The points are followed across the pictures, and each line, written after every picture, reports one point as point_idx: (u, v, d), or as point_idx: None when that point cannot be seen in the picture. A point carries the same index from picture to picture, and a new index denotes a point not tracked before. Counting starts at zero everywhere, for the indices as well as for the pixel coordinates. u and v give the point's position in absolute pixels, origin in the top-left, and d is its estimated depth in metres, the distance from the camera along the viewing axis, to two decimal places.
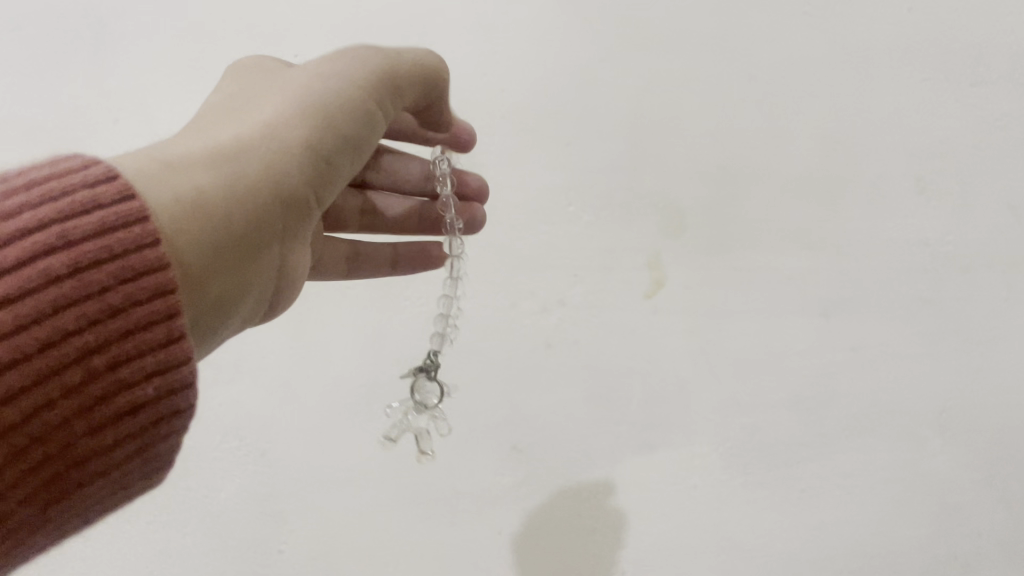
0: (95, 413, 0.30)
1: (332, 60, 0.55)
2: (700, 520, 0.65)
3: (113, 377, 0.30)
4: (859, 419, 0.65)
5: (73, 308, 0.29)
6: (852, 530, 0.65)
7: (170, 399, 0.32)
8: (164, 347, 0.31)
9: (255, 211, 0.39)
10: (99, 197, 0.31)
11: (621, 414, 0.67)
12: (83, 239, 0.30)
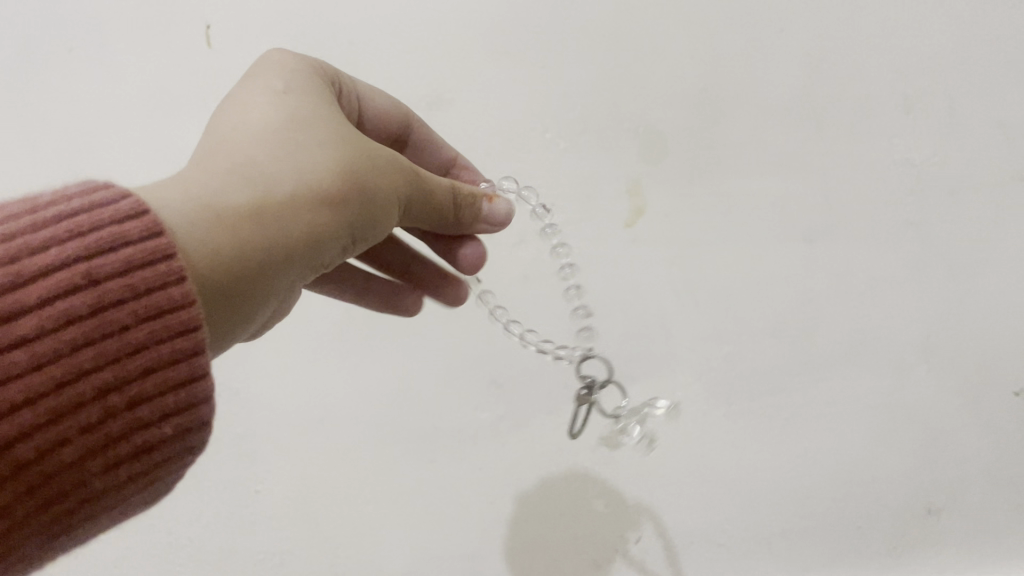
0: (110, 450, 0.28)
1: (363, 98, 0.52)
2: (682, 451, 0.65)
3: (131, 416, 0.29)
4: (843, 346, 0.64)
5: (93, 346, 0.28)
6: (836, 459, 0.64)
7: (185, 436, 0.30)
8: (184, 385, 0.30)
9: (285, 275, 0.38)
10: (126, 234, 0.30)
11: (601, 346, 0.66)
12: (108, 279, 0.29)
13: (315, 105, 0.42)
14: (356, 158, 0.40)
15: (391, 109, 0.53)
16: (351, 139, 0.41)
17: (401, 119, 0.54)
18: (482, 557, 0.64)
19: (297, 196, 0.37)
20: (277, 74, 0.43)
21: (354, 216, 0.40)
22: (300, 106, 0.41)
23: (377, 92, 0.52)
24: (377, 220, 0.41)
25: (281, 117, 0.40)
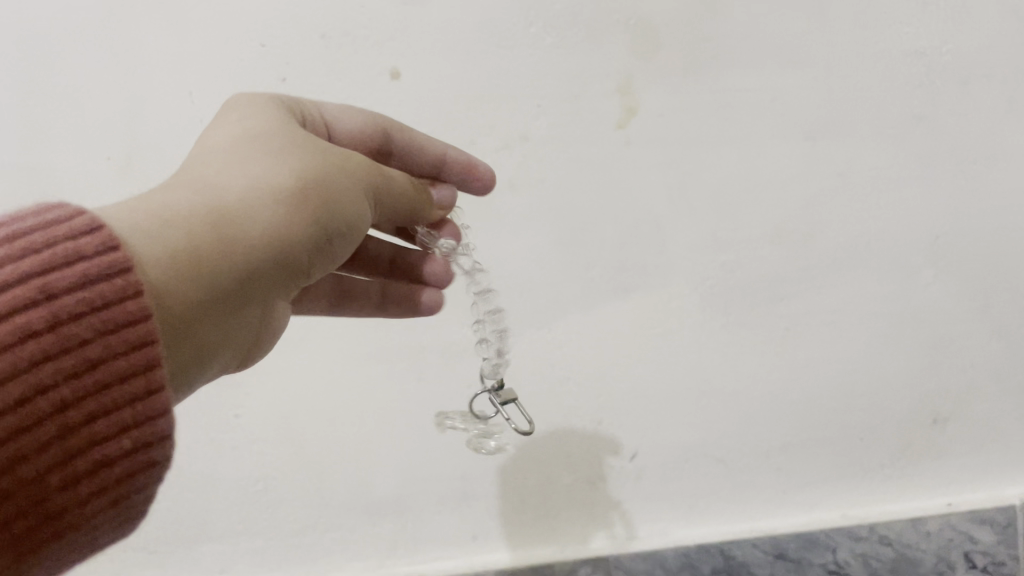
0: (69, 467, 0.30)
1: (329, 121, 0.52)
2: (677, 364, 0.63)
3: (88, 431, 0.30)
4: (846, 251, 0.61)
5: (51, 361, 0.29)
6: (836, 368, 0.63)
7: (146, 452, 0.32)
8: (143, 400, 0.31)
9: (246, 276, 0.39)
10: (80, 248, 0.31)
11: (592, 256, 0.62)
12: (63, 293, 0.30)
13: (279, 125, 0.44)
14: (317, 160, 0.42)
15: (360, 122, 0.52)
16: (305, 145, 0.43)
17: (379, 128, 0.53)
18: (472, 477, 0.65)
19: (254, 201, 0.39)
20: (244, 105, 0.46)
21: (321, 212, 0.41)
22: (261, 127, 0.44)
23: (343, 111, 0.52)
24: (344, 220, 0.43)
25: (241, 139, 0.42)
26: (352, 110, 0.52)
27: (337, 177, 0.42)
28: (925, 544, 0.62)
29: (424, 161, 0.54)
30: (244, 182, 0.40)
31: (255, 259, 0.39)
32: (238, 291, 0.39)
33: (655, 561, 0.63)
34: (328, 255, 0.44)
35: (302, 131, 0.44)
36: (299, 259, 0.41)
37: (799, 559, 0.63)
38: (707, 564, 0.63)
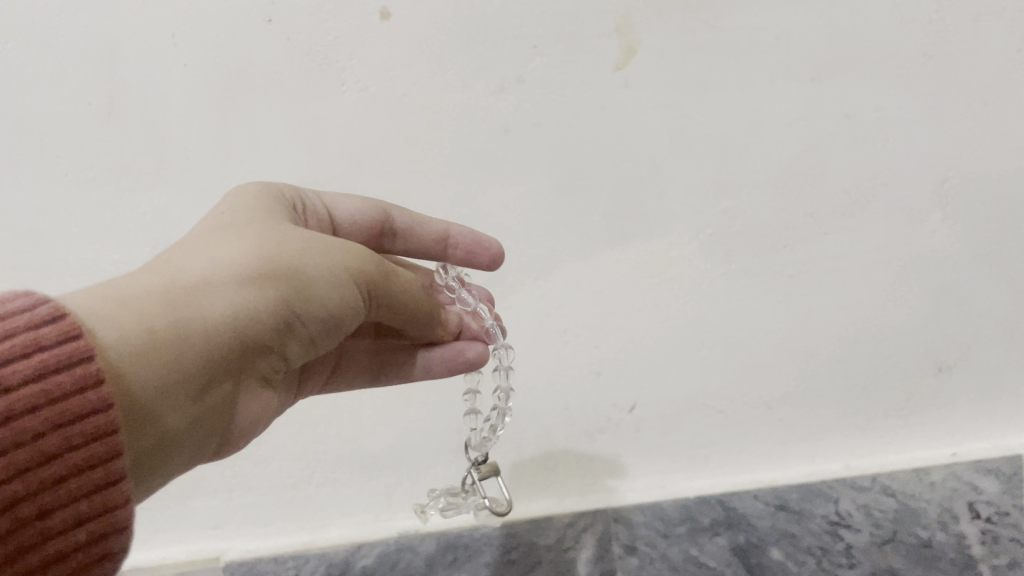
0: (15, 566, 0.29)
1: (330, 206, 0.52)
2: (678, 314, 0.62)
3: (42, 525, 0.29)
4: (852, 195, 0.60)
5: (3, 454, 0.29)
6: (840, 316, 0.61)
7: (104, 545, 0.31)
8: (100, 492, 0.31)
9: (214, 352, 0.38)
10: (39, 340, 0.31)
11: (590, 204, 0.61)
12: (19, 385, 0.30)
13: (259, 213, 0.44)
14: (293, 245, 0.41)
15: (362, 207, 0.53)
16: (289, 234, 0.42)
17: (380, 211, 0.53)
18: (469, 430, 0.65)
19: (221, 282, 0.38)
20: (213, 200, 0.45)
21: (291, 297, 0.40)
22: (231, 216, 0.43)
23: (343, 198, 0.52)
24: (312, 308, 0.42)
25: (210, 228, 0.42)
26: (354, 198, 0.53)
27: (301, 253, 0.41)
28: (929, 494, 0.61)
29: (425, 240, 0.55)
30: (217, 264, 0.39)
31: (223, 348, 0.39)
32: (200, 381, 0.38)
33: (653, 513, 0.62)
34: (295, 335, 0.42)
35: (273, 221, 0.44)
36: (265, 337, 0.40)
37: (801, 510, 0.61)
38: (707, 516, 0.62)
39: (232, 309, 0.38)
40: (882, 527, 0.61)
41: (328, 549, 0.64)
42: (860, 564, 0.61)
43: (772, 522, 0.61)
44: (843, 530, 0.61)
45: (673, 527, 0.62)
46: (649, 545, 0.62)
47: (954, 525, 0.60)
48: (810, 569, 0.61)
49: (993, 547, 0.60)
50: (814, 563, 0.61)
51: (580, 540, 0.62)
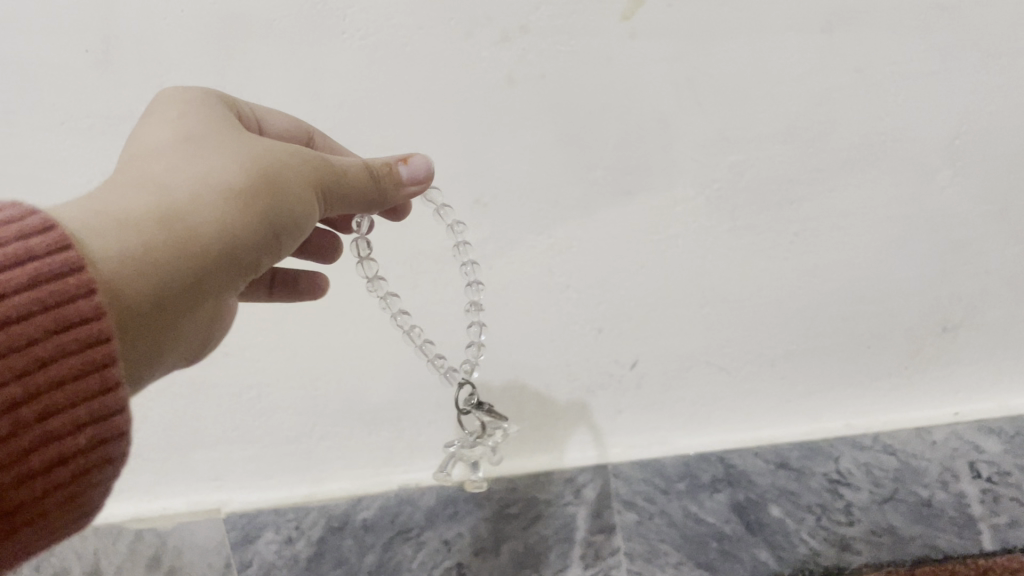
0: (22, 463, 0.29)
1: (262, 119, 0.52)
2: (681, 271, 0.61)
3: (44, 428, 0.30)
4: (861, 151, 0.59)
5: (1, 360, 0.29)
6: (846, 274, 0.60)
7: (101, 447, 0.32)
8: (96, 397, 0.31)
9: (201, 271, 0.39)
10: (31, 250, 0.31)
11: (594, 156, 0.59)
12: (13, 293, 0.30)
13: (212, 118, 0.44)
14: (263, 157, 0.42)
15: (290, 125, 0.53)
16: (252, 146, 0.42)
17: (303, 133, 0.53)
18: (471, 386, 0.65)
19: (202, 201, 0.39)
20: (172, 103, 0.44)
21: (266, 208, 0.41)
22: (196, 127, 0.43)
23: (274, 112, 0.52)
24: (290, 214, 0.42)
25: (176, 141, 0.41)
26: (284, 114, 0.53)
27: (270, 167, 0.42)
28: (930, 453, 0.61)
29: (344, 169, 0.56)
30: (191, 179, 0.39)
31: (213, 260, 0.39)
32: (193, 296, 0.39)
33: (654, 469, 0.63)
34: (276, 249, 0.43)
35: (237, 134, 0.43)
36: (248, 255, 0.41)
37: (801, 468, 0.62)
38: (707, 473, 0.63)
39: (218, 228, 0.39)
40: (882, 486, 0.61)
41: (328, 502, 0.65)
42: (859, 522, 0.62)
43: (773, 480, 0.62)
44: (843, 489, 0.62)
45: (673, 484, 0.63)
46: (647, 499, 0.63)
47: (954, 484, 0.61)
48: (809, 525, 0.62)
49: (992, 506, 0.61)
50: (812, 520, 0.62)
51: (580, 493, 0.64)
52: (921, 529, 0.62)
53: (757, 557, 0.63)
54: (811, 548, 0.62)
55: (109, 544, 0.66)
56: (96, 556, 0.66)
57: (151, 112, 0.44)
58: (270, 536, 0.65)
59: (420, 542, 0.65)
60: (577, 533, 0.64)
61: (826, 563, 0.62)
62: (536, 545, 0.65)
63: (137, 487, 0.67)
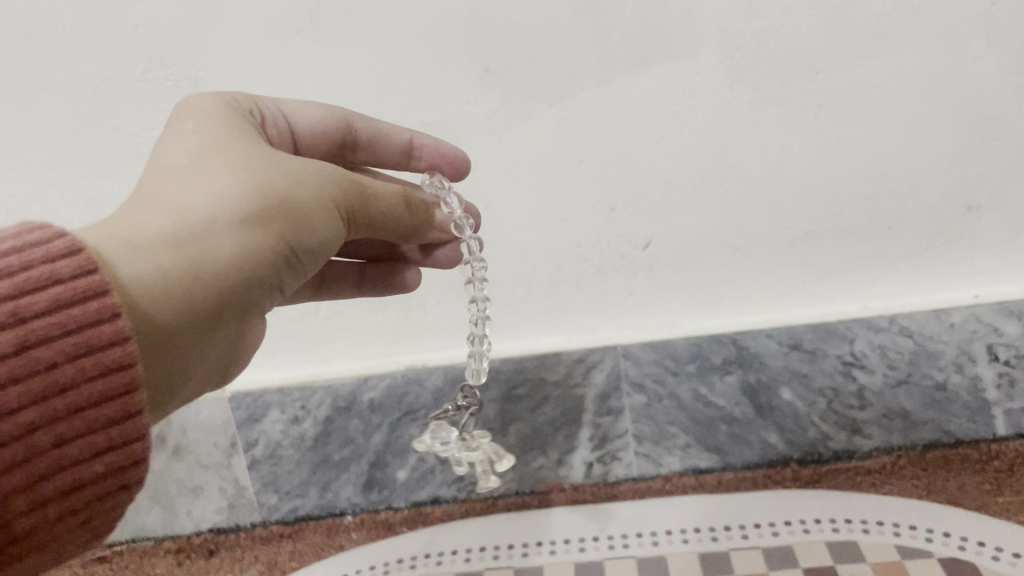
0: (40, 485, 0.33)
1: (287, 114, 0.53)
2: (698, 146, 0.59)
3: (60, 453, 0.33)
4: (892, 18, 0.55)
5: (22, 383, 0.32)
6: (869, 150, 0.58)
7: (118, 472, 0.35)
8: (117, 422, 0.35)
9: (239, 286, 0.41)
10: (55, 274, 0.34)
11: (610, 24, 0.56)
12: (35, 319, 0.33)
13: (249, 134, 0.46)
14: (299, 177, 0.44)
15: (320, 117, 0.54)
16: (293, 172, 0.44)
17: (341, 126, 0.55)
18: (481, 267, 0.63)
19: (257, 223, 0.41)
20: (200, 120, 0.46)
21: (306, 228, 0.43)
22: (206, 139, 0.44)
23: (302, 105, 0.53)
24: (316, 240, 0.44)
25: (204, 159, 0.43)
26: (313, 106, 0.54)
27: (294, 190, 0.43)
28: (947, 336, 0.59)
29: (390, 148, 0.57)
30: (224, 192, 0.41)
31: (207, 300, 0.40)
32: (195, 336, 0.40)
33: (664, 351, 0.62)
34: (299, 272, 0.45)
35: (260, 163, 0.43)
36: (265, 274, 0.42)
37: (814, 351, 0.61)
38: (719, 355, 0.62)
39: (220, 259, 0.40)
40: (896, 369, 0.60)
41: (333, 382, 0.65)
42: (871, 406, 0.61)
43: (785, 362, 0.61)
44: (856, 372, 0.61)
45: (683, 366, 0.62)
46: (657, 381, 0.63)
47: (970, 368, 0.60)
48: (819, 409, 0.62)
49: (1007, 391, 0.60)
50: (823, 404, 0.62)
51: (588, 376, 0.63)
52: (933, 414, 0.61)
53: (766, 441, 0.63)
54: (821, 432, 0.62)
55: None
56: None
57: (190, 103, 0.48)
58: (275, 415, 0.66)
59: (425, 422, 0.65)
60: (585, 415, 0.64)
61: (835, 446, 0.62)
62: (543, 427, 0.65)
63: None
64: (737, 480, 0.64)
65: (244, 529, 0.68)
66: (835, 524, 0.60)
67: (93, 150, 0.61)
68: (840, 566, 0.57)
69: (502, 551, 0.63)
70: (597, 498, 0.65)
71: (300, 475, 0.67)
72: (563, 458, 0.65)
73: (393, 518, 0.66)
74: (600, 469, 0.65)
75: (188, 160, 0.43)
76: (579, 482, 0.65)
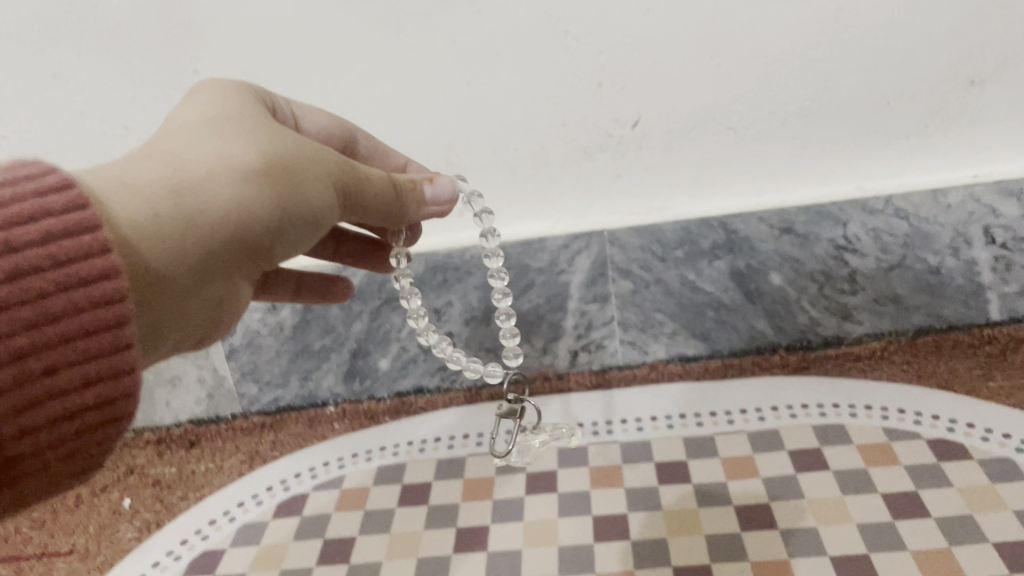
0: (28, 414, 0.30)
1: (298, 116, 0.49)
2: (690, 16, 0.53)
3: (49, 383, 0.30)
4: None
5: (8, 311, 0.29)
6: (875, 19, 0.53)
7: (111, 406, 0.32)
8: (109, 356, 0.31)
9: (230, 246, 0.37)
10: (48, 207, 0.30)
11: None
12: (25, 247, 0.30)
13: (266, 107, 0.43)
14: (310, 146, 0.40)
15: (329, 126, 0.50)
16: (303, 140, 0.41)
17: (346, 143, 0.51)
18: (459, 147, 0.59)
19: (259, 183, 0.37)
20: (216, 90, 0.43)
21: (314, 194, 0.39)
22: (226, 109, 0.41)
23: (315, 110, 0.50)
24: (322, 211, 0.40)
25: (222, 123, 0.40)
26: (324, 114, 0.50)
27: (304, 163, 0.39)
28: (944, 218, 0.58)
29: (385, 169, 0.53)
30: (229, 149, 0.38)
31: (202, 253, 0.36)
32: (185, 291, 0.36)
33: (651, 236, 0.60)
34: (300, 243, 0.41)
35: (277, 133, 0.40)
36: (261, 241, 0.38)
37: (806, 234, 0.59)
38: (708, 240, 0.60)
39: (219, 216, 0.36)
40: (890, 254, 0.59)
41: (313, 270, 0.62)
42: (862, 291, 0.60)
43: (776, 247, 0.59)
44: (848, 257, 0.59)
45: (671, 251, 0.60)
46: (643, 268, 0.61)
47: (965, 251, 0.58)
48: (810, 295, 0.60)
49: (1003, 275, 0.59)
50: (814, 289, 0.60)
51: (573, 262, 0.61)
52: (927, 300, 0.60)
53: (754, 327, 0.62)
54: (811, 318, 0.61)
55: None
56: None
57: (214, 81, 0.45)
58: (252, 305, 0.63)
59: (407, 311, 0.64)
60: (570, 302, 0.63)
61: (824, 333, 0.61)
62: (527, 316, 0.64)
63: None
64: (724, 367, 0.63)
65: (224, 419, 0.68)
66: (823, 409, 0.59)
67: (24, 25, 0.55)
68: (826, 447, 0.56)
69: (485, 437, 0.62)
70: (581, 386, 0.65)
71: (281, 363, 0.65)
72: (548, 347, 0.64)
73: (376, 408, 0.66)
74: (585, 357, 0.64)
75: (199, 119, 0.40)
76: (564, 370, 0.65)
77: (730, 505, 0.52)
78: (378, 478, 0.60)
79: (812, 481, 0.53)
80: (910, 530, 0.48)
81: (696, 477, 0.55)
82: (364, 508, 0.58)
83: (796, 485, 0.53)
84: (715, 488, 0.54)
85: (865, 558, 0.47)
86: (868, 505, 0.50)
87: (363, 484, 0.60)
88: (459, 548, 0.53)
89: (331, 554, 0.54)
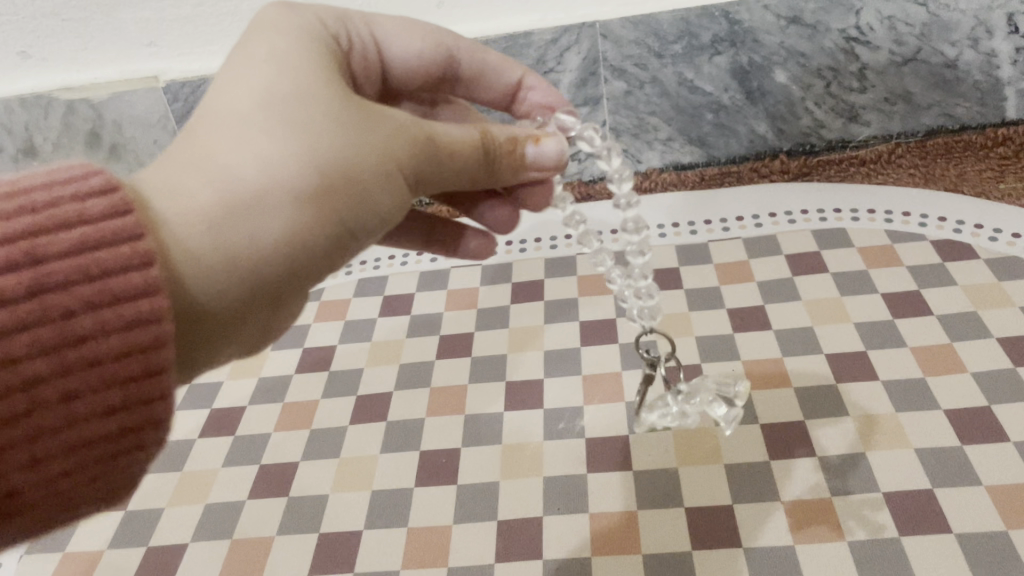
0: (38, 443, 0.23)
1: (381, 43, 0.36)
2: None
3: (66, 410, 0.23)
4: None
5: (28, 330, 0.22)
6: None
7: (133, 435, 0.25)
8: (135, 381, 0.24)
9: (283, 284, 0.29)
10: (84, 212, 0.24)
11: None
12: (54, 259, 0.23)
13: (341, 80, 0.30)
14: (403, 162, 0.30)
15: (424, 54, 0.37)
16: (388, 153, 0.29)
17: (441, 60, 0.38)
18: None
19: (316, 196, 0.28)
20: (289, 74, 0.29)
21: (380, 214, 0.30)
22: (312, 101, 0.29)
23: (404, 33, 0.36)
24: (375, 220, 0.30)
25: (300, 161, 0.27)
26: (414, 28, 0.37)
27: (348, 160, 0.28)
28: (964, 5, 0.51)
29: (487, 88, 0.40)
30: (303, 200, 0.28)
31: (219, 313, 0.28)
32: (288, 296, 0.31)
33: (648, 29, 0.54)
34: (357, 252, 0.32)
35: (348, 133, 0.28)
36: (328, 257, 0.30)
37: (815, 25, 0.52)
38: (709, 32, 0.54)
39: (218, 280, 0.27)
40: (904, 45, 0.53)
41: None
42: (872, 89, 0.55)
43: (781, 39, 0.53)
44: (858, 50, 0.53)
45: (668, 46, 0.54)
46: (637, 66, 0.56)
47: (985, 42, 0.52)
48: (816, 94, 0.56)
49: None
50: (820, 88, 0.55)
51: (562, 59, 0.56)
52: (940, 97, 0.55)
53: (754, 131, 0.58)
54: (815, 120, 0.57)
55: (39, 119, 0.60)
56: (26, 134, 0.61)
57: (225, 76, 0.30)
58: None
59: None
60: None
61: (828, 138, 0.58)
62: None
63: (64, 55, 0.57)
64: (720, 175, 0.60)
65: None
66: (823, 214, 0.56)
67: None
68: (824, 250, 0.54)
69: (468, 252, 0.59)
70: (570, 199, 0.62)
71: None
72: None
73: None
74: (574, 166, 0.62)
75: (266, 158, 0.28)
76: None
77: (723, 308, 0.51)
78: (361, 290, 0.58)
79: (809, 284, 0.51)
80: (908, 328, 0.47)
81: (688, 283, 0.54)
82: (344, 318, 0.56)
83: (792, 288, 0.51)
84: (709, 293, 0.52)
85: (862, 356, 0.46)
86: (868, 310, 0.49)
87: (344, 296, 0.58)
88: (441, 354, 0.51)
89: (311, 361, 0.53)
